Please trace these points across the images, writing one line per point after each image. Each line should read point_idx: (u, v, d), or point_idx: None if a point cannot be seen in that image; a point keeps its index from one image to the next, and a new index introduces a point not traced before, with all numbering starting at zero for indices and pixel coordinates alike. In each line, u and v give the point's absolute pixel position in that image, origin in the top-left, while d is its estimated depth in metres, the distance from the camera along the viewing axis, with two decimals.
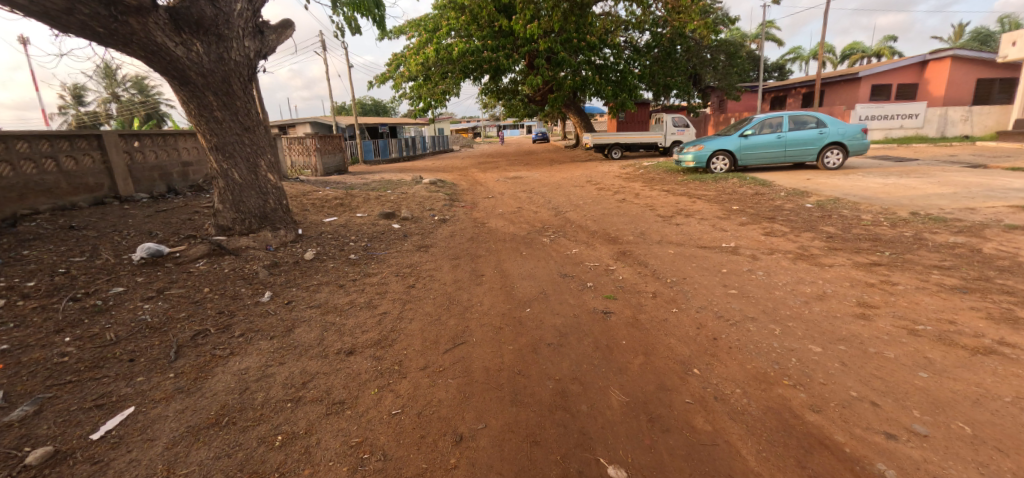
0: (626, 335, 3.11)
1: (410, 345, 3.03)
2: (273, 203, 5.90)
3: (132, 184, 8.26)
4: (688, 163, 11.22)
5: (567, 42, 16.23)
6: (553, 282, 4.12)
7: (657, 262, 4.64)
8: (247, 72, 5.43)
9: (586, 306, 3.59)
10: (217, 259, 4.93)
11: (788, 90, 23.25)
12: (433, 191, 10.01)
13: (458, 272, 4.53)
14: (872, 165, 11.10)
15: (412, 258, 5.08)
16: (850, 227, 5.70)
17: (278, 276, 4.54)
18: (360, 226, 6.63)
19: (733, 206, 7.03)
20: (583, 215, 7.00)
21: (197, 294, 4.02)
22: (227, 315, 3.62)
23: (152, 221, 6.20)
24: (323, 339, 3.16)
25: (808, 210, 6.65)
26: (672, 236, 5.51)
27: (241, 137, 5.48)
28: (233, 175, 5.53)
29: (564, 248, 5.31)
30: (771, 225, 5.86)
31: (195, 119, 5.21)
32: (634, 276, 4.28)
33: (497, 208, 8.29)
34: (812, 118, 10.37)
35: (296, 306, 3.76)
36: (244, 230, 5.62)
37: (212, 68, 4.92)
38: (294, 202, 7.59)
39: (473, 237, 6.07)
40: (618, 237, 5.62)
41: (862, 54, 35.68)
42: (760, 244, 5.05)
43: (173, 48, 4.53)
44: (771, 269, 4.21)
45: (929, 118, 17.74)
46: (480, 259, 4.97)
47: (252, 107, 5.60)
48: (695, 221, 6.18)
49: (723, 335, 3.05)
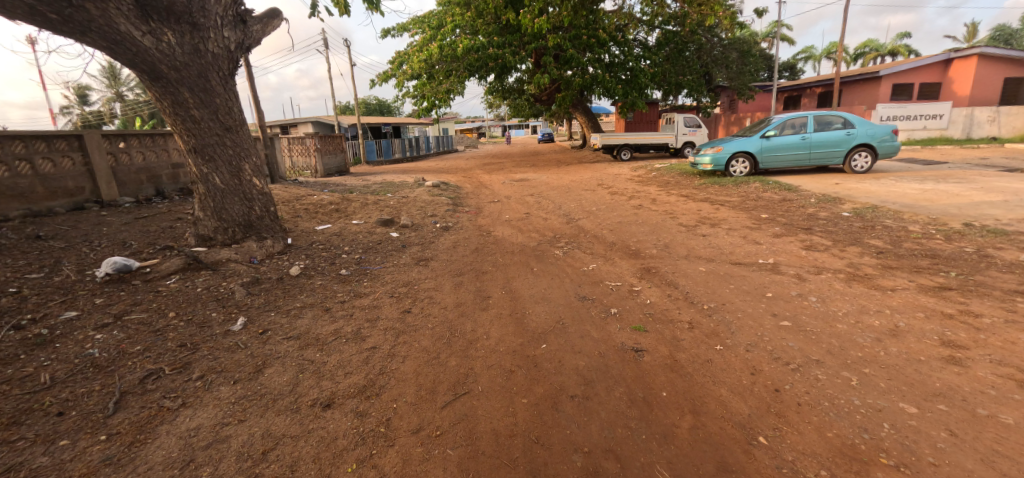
0: (666, 383, 2.54)
1: (401, 395, 2.47)
2: (258, 211, 5.38)
3: (116, 188, 7.76)
4: (705, 166, 10.60)
5: (576, 39, 15.64)
6: (571, 307, 3.56)
7: (688, 282, 4.05)
8: (227, 66, 4.91)
9: (611, 341, 3.01)
10: (192, 275, 4.42)
11: (803, 89, 22.56)
12: (437, 195, 9.46)
13: (461, 293, 3.96)
14: (901, 168, 10.43)
15: (409, 275, 4.53)
16: (899, 240, 5.10)
17: (257, 296, 3.99)
18: (355, 235, 6.08)
19: (762, 214, 6.43)
20: (598, 223, 6.42)
21: (159, 321, 3.48)
22: (190, 349, 3.08)
23: (129, 230, 5.69)
24: (297, 385, 2.61)
25: (846, 219, 6.05)
26: (700, 250, 4.92)
27: (222, 139, 4.95)
28: (214, 181, 5.01)
29: (580, 263, 4.74)
30: (810, 238, 5.26)
31: (170, 118, 4.69)
32: (663, 299, 3.71)
33: (504, 214, 7.74)
34: (838, 119, 9.72)
35: (272, 338, 3.21)
36: (227, 241, 5.11)
37: (186, 60, 4.40)
38: (286, 208, 7.06)
39: (477, 248, 5.52)
40: (639, 250, 5.04)
41: (875, 53, 34.83)
42: (802, 261, 4.46)
43: (140, 38, 4.01)
44: (824, 294, 3.61)
45: (954, 119, 16.94)
46: (486, 276, 4.40)
47: (234, 105, 5.07)
48: (723, 232, 5.60)
49: (788, 386, 2.47)
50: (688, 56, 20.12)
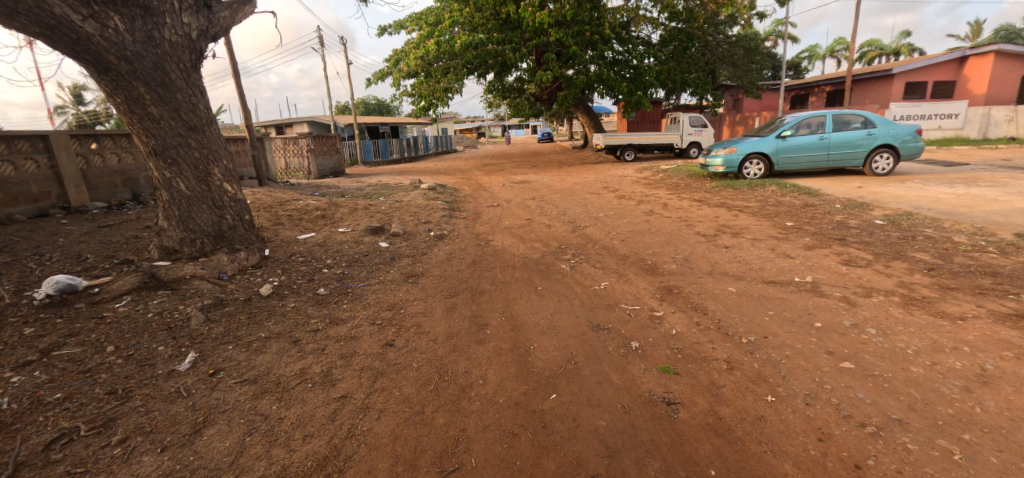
0: (713, 454, 1.98)
1: (372, 473, 1.91)
2: (231, 220, 4.83)
3: (87, 192, 7.19)
4: (717, 168, 10.04)
5: (578, 35, 15.07)
6: (584, 340, 3.00)
7: (716, 305, 3.49)
8: (189, 57, 4.35)
9: (636, 389, 2.45)
10: (147, 296, 3.85)
11: (811, 87, 22.00)
12: (432, 199, 8.90)
13: (453, 319, 3.39)
14: (923, 170, 9.87)
15: (395, 296, 3.95)
16: (948, 254, 4.54)
17: (217, 324, 3.42)
18: (340, 245, 5.53)
19: (786, 222, 5.88)
20: (607, 232, 5.85)
21: (92, 358, 2.91)
22: (120, 399, 2.51)
23: (88, 241, 5.13)
24: (240, 455, 2.04)
25: (881, 228, 5.49)
26: (725, 266, 4.36)
27: (185, 139, 4.39)
28: (178, 186, 4.47)
29: (590, 281, 4.17)
30: (847, 250, 4.69)
31: (125, 116, 4.14)
32: (691, 329, 3.15)
33: (503, 220, 7.18)
34: (858, 118, 9.16)
35: (222, 383, 2.64)
36: (195, 253, 4.57)
37: (138, 49, 3.85)
38: (267, 214, 6.48)
39: (474, 261, 4.95)
40: (656, 265, 4.48)
41: (880, 51, 34.23)
42: (845, 279, 3.90)
43: (80, 23, 3.45)
44: (882, 325, 3.06)
45: (970, 118, 16.31)
46: (483, 297, 3.83)
47: (199, 101, 4.51)
48: (747, 243, 5.04)
49: (871, 461, 1.92)
50: (693, 54, 19.55)
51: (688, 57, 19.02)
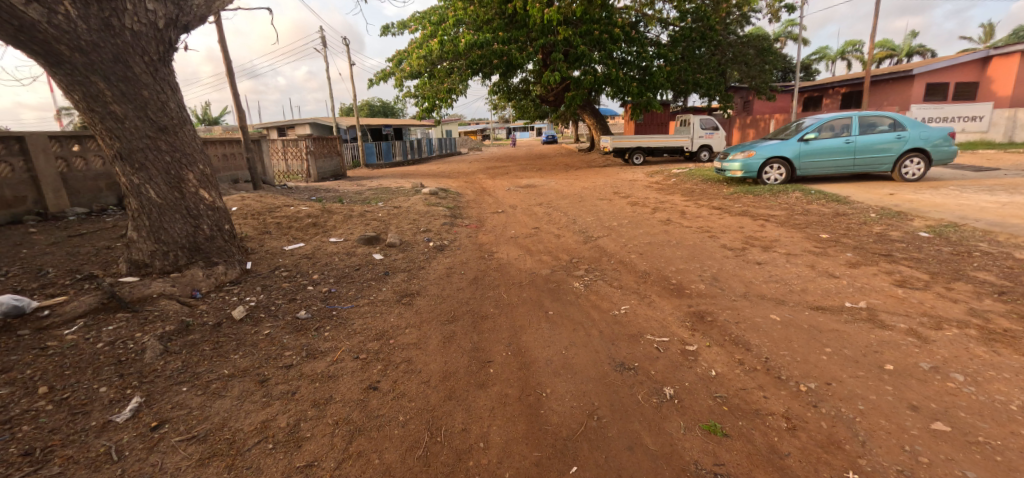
0: None
1: None
2: (207, 231, 4.36)
3: (66, 197, 6.76)
4: (735, 173, 9.50)
5: (586, 35, 14.58)
6: (606, 385, 2.48)
7: (759, 337, 2.97)
8: (156, 49, 3.88)
9: (678, 459, 1.94)
10: (104, 319, 3.37)
11: (824, 89, 21.43)
12: (433, 205, 8.42)
13: (450, 354, 2.89)
14: (955, 176, 9.27)
15: (386, 321, 3.45)
16: (1016, 272, 3.98)
17: (175, 358, 2.92)
18: (330, 258, 5.05)
19: (820, 234, 5.33)
20: (623, 244, 5.33)
21: (17, 403, 2.42)
22: (33, 465, 2.00)
23: (54, 253, 4.67)
24: None
25: (928, 242, 4.94)
26: (762, 287, 3.82)
27: (153, 142, 3.94)
28: (148, 194, 4.01)
29: (608, 304, 3.65)
30: (897, 269, 4.14)
31: (86, 115, 3.69)
32: (734, 370, 2.63)
33: (509, 229, 6.68)
34: (886, 120, 8.60)
35: (163, 442, 2.16)
36: (167, 268, 4.11)
37: (93, 38, 3.38)
38: (254, 222, 6.02)
39: (476, 278, 4.45)
40: (682, 285, 3.96)
41: (891, 53, 33.60)
42: (904, 306, 3.36)
43: (22, 8, 2.99)
44: (968, 369, 2.52)
45: (996, 121, 15.67)
46: (486, 324, 3.32)
47: (169, 99, 4.06)
48: (781, 259, 4.50)
49: None
50: (703, 54, 19.02)
51: (699, 58, 18.50)
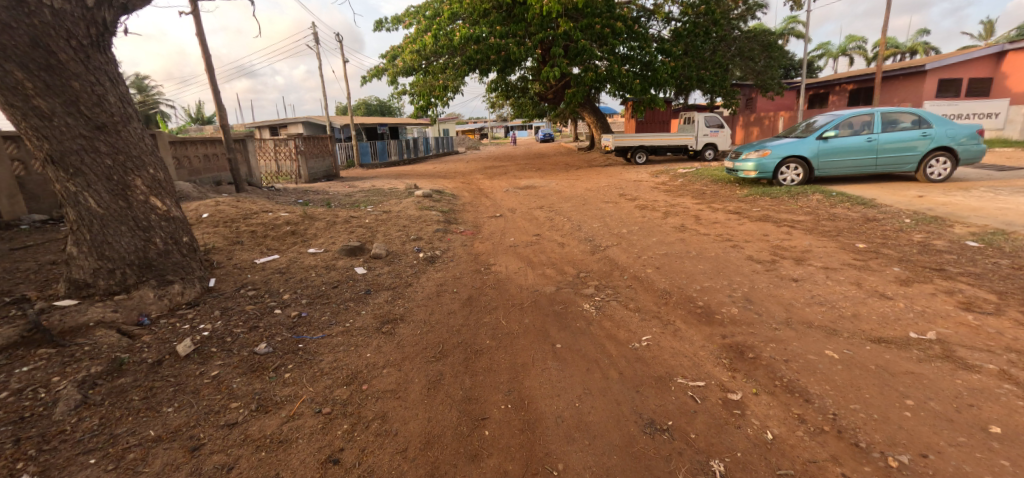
0: None
1: None
2: (161, 245, 3.76)
3: (23, 203, 6.14)
4: (748, 173, 8.91)
5: (587, 29, 13.98)
6: (635, 458, 1.91)
7: (818, 383, 2.39)
8: (87, 33, 3.30)
9: None
10: (20, 358, 2.74)
11: (831, 86, 20.90)
12: (425, 208, 7.83)
13: (436, 409, 2.30)
14: (982, 176, 8.73)
15: (362, 357, 2.87)
16: None
17: (92, 414, 2.33)
18: (306, 272, 4.48)
19: (856, 243, 4.78)
20: (636, 256, 4.75)
21: None
22: None
23: None
24: None
25: (981, 253, 4.39)
26: (805, 311, 3.25)
27: (90, 142, 3.37)
28: (87, 202, 3.42)
29: (627, 334, 3.07)
30: (957, 288, 3.57)
31: (5, 109, 3.12)
32: (795, 432, 2.06)
33: (507, 237, 6.11)
34: (909, 117, 8.06)
35: None
36: (113, 288, 3.52)
37: (2, 17, 2.86)
38: (225, 231, 5.44)
39: (470, 298, 3.87)
40: (711, 309, 3.38)
41: (896, 51, 33.15)
42: (983, 338, 2.80)
43: None
44: None
45: (1012, 118, 15.17)
46: (480, 363, 2.73)
47: (108, 92, 3.48)
48: (820, 274, 3.94)
49: None
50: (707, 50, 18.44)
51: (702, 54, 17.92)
